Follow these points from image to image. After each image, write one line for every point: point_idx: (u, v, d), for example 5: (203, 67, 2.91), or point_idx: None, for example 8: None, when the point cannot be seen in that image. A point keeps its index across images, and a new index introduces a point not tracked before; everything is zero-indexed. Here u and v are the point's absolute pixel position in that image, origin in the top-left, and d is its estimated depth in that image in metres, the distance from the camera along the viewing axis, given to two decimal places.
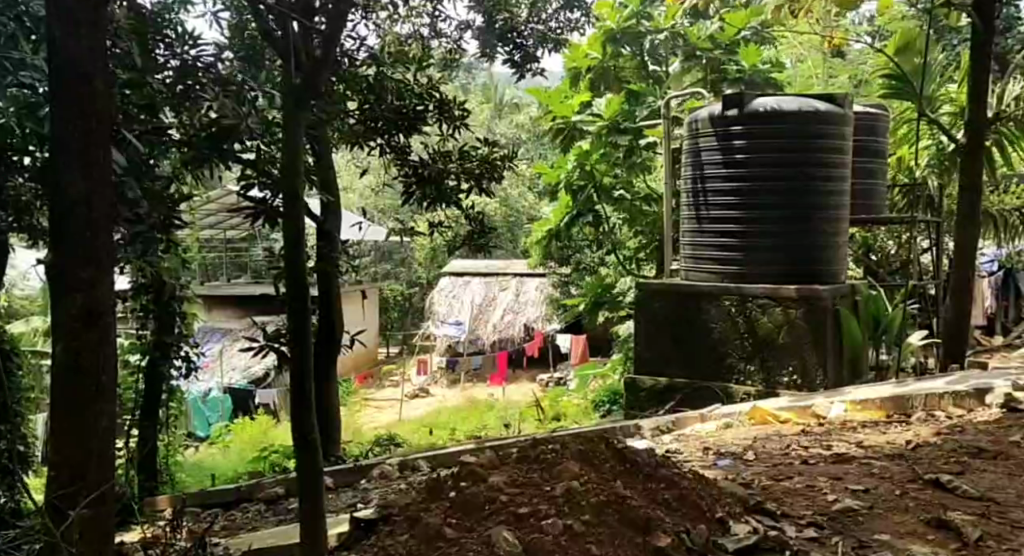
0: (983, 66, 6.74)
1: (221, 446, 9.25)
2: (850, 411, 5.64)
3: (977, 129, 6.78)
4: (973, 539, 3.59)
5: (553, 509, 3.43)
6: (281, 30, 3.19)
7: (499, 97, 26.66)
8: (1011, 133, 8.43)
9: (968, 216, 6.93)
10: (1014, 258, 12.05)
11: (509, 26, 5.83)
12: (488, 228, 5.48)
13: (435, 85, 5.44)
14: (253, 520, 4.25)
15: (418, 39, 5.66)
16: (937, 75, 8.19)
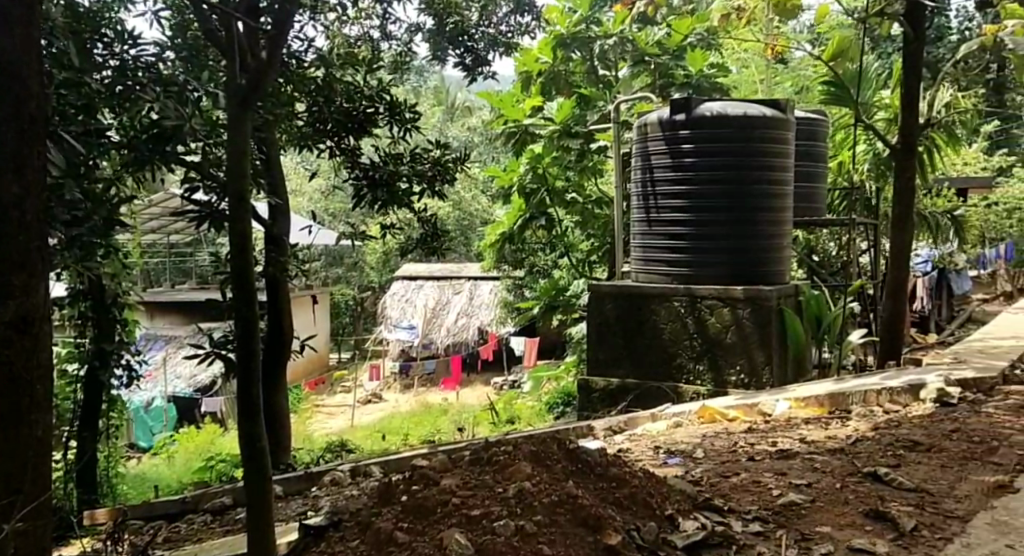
0: (915, 73, 6.94)
1: (165, 455, 9.07)
2: (794, 408, 5.78)
3: (910, 135, 6.99)
4: (908, 529, 3.72)
5: (505, 511, 3.47)
6: (224, 26, 3.13)
7: (449, 102, 26.67)
8: (941, 138, 8.70)
9: (901, 216, 7.13)
10: (950, 259, 12.36)
11: (459, 29, 5.57)
12: (439, 231, 5.47)
13: (386, 88, 5.44)
14: (198, 531, 4.23)
15: (367, 41, 5.90)
16: (871, 82, 8.46)
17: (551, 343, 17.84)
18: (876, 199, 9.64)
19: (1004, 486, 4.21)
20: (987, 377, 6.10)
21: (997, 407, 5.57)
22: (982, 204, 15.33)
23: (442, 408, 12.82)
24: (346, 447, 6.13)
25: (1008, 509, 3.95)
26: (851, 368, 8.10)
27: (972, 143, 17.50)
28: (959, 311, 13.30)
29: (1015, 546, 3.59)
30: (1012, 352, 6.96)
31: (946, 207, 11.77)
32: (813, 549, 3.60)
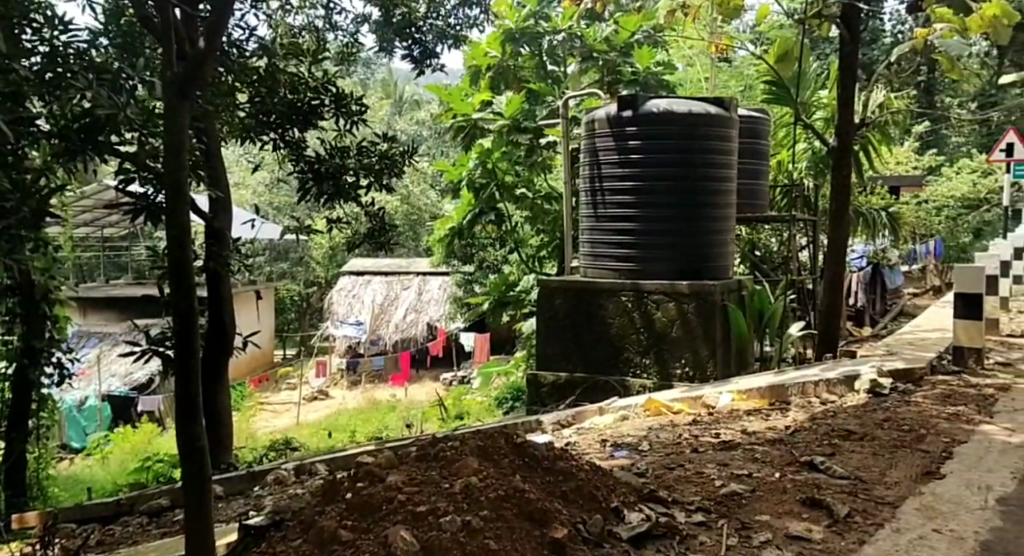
0: (851, 74, 7.12)
1: (100, 456, 8.92)
2: (736, 401, 5.88)
3: (847, 134, 7.17)
4: (841, 516, 3.85)
5: (451, 507, 3.50)
6: (160, 12, 3.09)
7: (397, 97, 26.62)
8: (875, 138, 8.94)
9: (838, 212, 7.31)
10: (883, 254, 12.69)
11: (406, 21, 5.51)
12: (387, 224, 5.47)
13: (332, 80, 5.40)
14: (133, 534, 4.20)
15: (312, 30, 5.78)
16: (811, 82, 8.68)
17: (500, 341, 17.96)
18: (815, 197, 9.85)
19: (931, 473, 4.38)
20: (916, 368, 6.31)
21: (927, 398, 5.77)
22: (913, 202, 15.75)
23: (389, 405, 12.81)
24: (291, 447, 6.08)
25: (934, 495, 4.12)
26: (790, 362, 8.27)
27: (904, 144, 17.99)
28: (891, 303, 13.66)
29: (942, 531, 3.75)
30: (941, 343, 7.19)
31: (880, 205, 12.06)
32: (753, 537, 3.70)
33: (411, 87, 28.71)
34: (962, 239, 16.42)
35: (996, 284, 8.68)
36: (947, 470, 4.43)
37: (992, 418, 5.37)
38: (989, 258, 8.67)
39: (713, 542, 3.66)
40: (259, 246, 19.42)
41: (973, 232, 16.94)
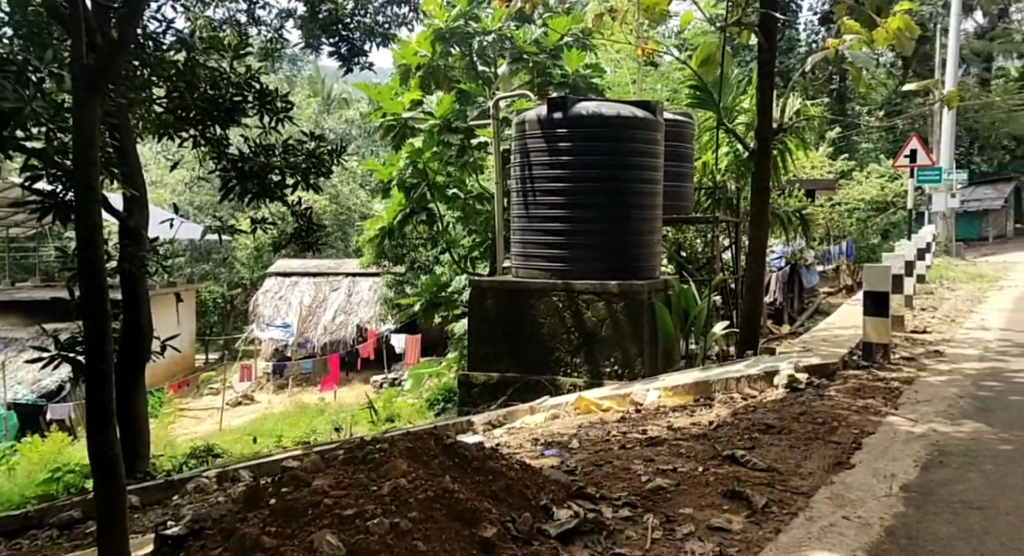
0: (769, 83, 7.33)
1: (6, 467, 8.57)
2: (663, 398, 5.97)
3: (765, 139, 7.36)
4: (760, 506, 3.95)
5: (380, 509, 3.48)
6: (68, 3, 3.02)
7: (325, 96, 26.47)
8: (793, 143, 9.17)
9: (758, 214, 7.50)
10: (799, 255, 13.01)
11: (333, 17, 5.27)
12: (314, 224, 5.32)
13: (254, 76, 5.08)
14: (42, 548, 4.09)
15: (233, 25, 5.34)
16: (733, 88, 8.94)
17: (429, 344, 17.97)
18: (736, 199, 10.05)
19: (842, 463, 4.53)
20: (831, 362, 6.47)
21: (840, 392, 5.94)
22: (829, 204, 16.21)
23: (316, 409, 12.68)
24: (213, 454, 5.95)
25: (845, 484, 4.27)
26: (713, 360, 8.42)
27: (819, 148, 18.47)
28: (808, 302, 14.01)
29: (851, 518, 3.88)
30: (853, 339, 7.40)
31: (797, 206, 12.36)
32: (676, 529, 3.76)
33: (338, 87, 28.45)
34: (872, 240, 16.95)
35: (902, 282, 8.98)
36: (857, 460, 4.58)
37: (898, 409, 5.56)
38: (896, 256, 8.97)
39: (638, 536, 3.70)
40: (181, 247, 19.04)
41: (881, 233, 17.48)
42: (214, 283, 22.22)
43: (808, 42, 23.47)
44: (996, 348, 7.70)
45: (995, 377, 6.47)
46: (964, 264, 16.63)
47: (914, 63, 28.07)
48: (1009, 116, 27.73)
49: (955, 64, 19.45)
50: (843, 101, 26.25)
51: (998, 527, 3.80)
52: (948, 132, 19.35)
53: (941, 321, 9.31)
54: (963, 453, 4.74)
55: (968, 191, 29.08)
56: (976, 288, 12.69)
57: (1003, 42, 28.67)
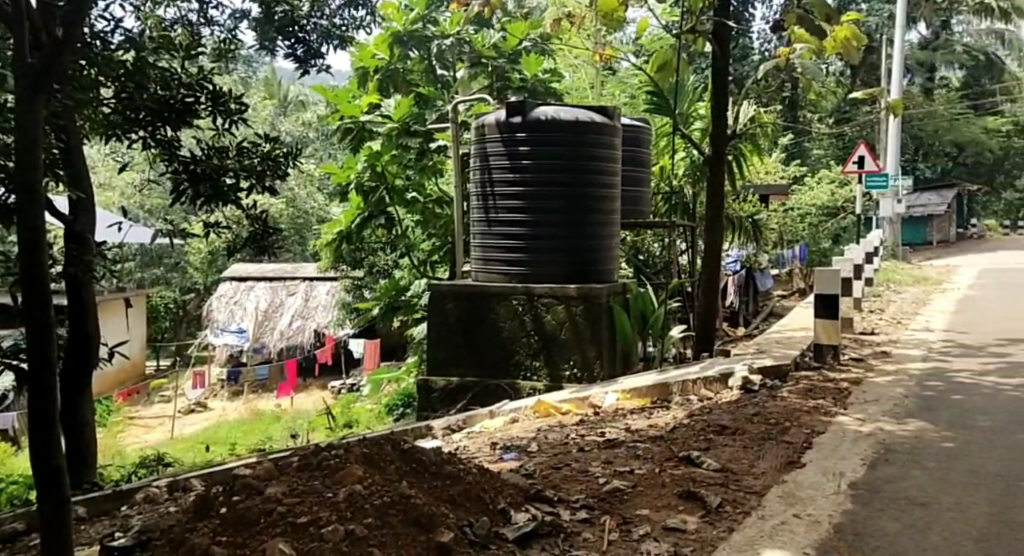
0: (723, 90, 7.45)
1: None
2: (621, 401, 5.99)
3: (719, 144, 7.46)
4: (714, 506, 3.98)
5: (335, 516, 3.44)
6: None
7: (281, 100, 26.36)
8: (746, 148, 9.27)
9: (713, 219, 7.58)
10: (753, 259, 13.15)
11: (288, 19, 5.13)
12: (269, 228, 5.22)
13: (208, 76, 4.94)
14: None
15: (185, 25, 5.15)
16: (687, 94, 9.11)
17: (386, 350, 17.93)
18: (692, 204, 10.14)
19: (794, 463, 4.57)
20: (784, 363, 6.54)
21: (792, 393, 6.00)
22: (782, 209, 16.44)
23: (271, 417, 12.55)
24: (162, 464, 5.83)
25: (796, 482, 4.30)
26: (669, 363, 8.48)
27: (773, 154, 18.69)
28: (762, 306, 14.16)
29: (802, 516, 3.91)
30: (805, 340, 7.49)
31: (751, 210, 12.49)
32: (633, 531, 3.76)
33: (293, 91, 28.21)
34: (823, 245, 17.19)
35: (851, 285, 9.12)
36: (808, 459, 4.63)
37: (847, 409, 5.63)
38: (845, 259, 9.11)
39: (595, 539, 3.69)
40: (131, 251, 18.79)
41: (832, 237, 17.74)
42: (168, 288, 21.87)
43: (761, 49, 23.78)
44: (940, 348, 7.86)
45: (939, 377, 6.59)
46: (911, 268, 16.96)
47: (861, 71, 28.65)
48: (951, 125, 29.21)
49: (901, 74, 19.81)
50: (795, 109, 26.59)
51: (942, 522, 3.85)
52: (894, 140, 19.71)
53: (887, 323, 9.48)
54: (908, 450, 4.80)
55: (914, 197, 29.62)
56: (921, 291, 12.93)
57: (947, 53, 29.32)
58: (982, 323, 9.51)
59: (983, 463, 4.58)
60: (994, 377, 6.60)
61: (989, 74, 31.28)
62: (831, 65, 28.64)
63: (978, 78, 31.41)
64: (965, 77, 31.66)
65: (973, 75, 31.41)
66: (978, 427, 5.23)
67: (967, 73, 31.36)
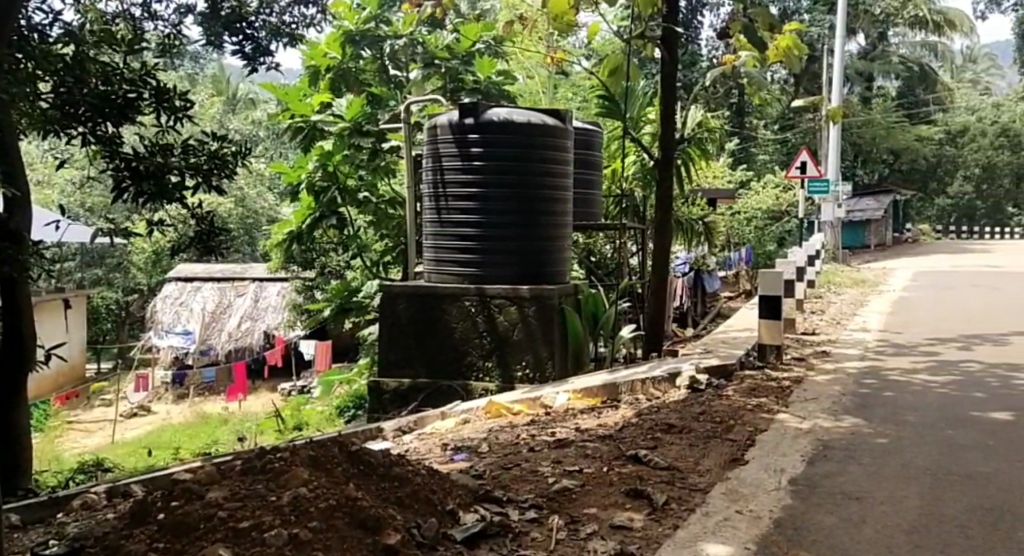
0: (672, 94, 7.52)
1: None
2: (571, 400, 5.99)
3: (669, 148, 7.54)
4: (660, 504, 3.99)
5: (279, 520, 3.38)
6: None
7: (227, 103, 26.10)
8: (695, 153, 9.36)
9: (661, 222, 7.65)
10: (701, 261, 13.27)
11: (236, 14, 5.00)
12: (216, 226, 5.08)
13: (152, 72, 4.77)
14: None
15: (127, 19, 4.98)
16: (639, 99, 9.17)
17: (336, 352, 17.85)
18: (642, 207, 10.21)
19: (737, 460, 4.60)
20: (729, 363, 6.60)
21: (736, 392, 6.05)
22: (729, 212, 16.61)
23: (217, 421, 12.35)
24: (101, 469, 5.70)
25: (738, 480, 4.34)
26: (618, 363, 8.52)
27: (720, 159, 18.81)
28: (709, 307, 14.28)
29: (743, 512, 3.94)
30: (749, 340, 7.56)
31: (699, 214, 12.60)
32: (580, 529, 3.75)
33: (235, 92, 27.68)
34: (768, 247, 17.42)
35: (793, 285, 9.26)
36: (750, 456, 4.67)
37: (788, 407, 5.69)
38: (789, 260, 9.26)
39: (543, 538, 3.67)
40: (71, 250, 18.40)
41: (776, 241, 17.97)
42: (111, 290, 21.41)
43: (709, 56, 24.11)
44: (877, 347, 8.02)
45: (875, 375, 6.70)
46: (849, 271, 17.27)
47: (806, 79, 29.11)
48: (888, 133, 29.73)
49: (840, 82, 19.94)
50: (742, 115, 26.97)
51: (876, 516, 3.90)
52: (834, 146, 19.97)
53: (827, 323, 9.63)
54: (845, 446, 4.87)
55: (854, 202, 30.12)
56: (860, 293, 13.15)
57: (884, 63, 29.78)
58: (916, 323, 9.72)
59: (915, 458, 4.67)
60: (925, 374, 6.74)
61: (923, 85, 31.87)
62: (774, 72, 28.95)
63: (913, 88, 32.04)
64: (902, 88, 32.39)
65: (908, 85, 32.13)
66: (910, 422, 5.33)
67: (903, 83, 31.85)
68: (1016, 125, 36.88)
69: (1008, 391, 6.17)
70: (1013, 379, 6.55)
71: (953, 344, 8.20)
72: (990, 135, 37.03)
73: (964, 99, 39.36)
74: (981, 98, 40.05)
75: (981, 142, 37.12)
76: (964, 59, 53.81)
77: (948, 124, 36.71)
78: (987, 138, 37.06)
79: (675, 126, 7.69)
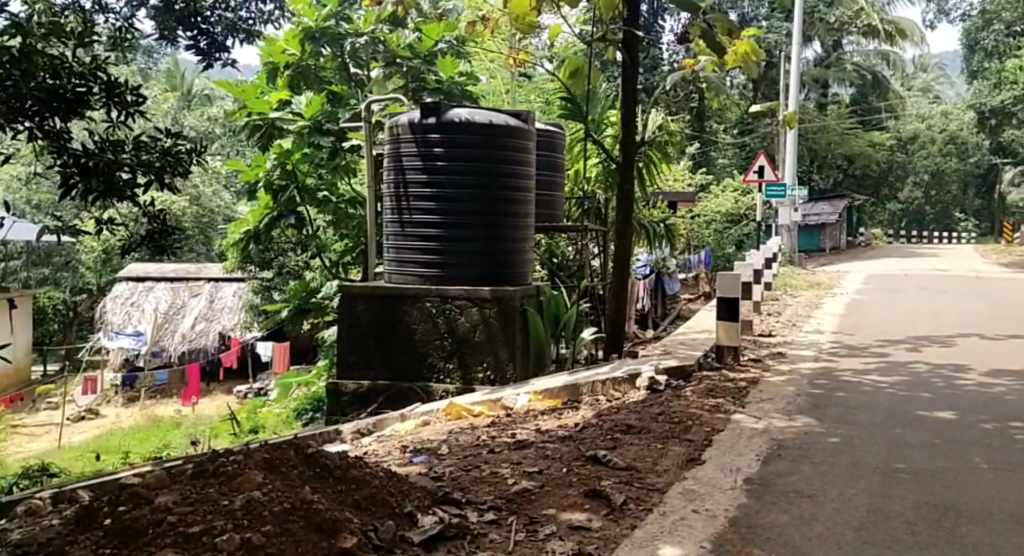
0: (634, 98, 7.50)
1: None
2: (532, 401, 5.94)
3: (629, 150, 7.53)
4: (618, 504, 3.96)
5: (230, 525, 3.29)
6: None
7: (184, 101, 25.79)
8: (655, 156, 9.37)
9: (622, 224, 7.62)
10: (660, 263, 13.31)
11: (190, 8, 4.66)
12: (169, 226, 4.83)
13: (100, 64, 4.20)
14: None
15: (77, 11, 4.76)
16: (602, 101, 9.17)
17: (293, 355, 17.69)
18: (604, 209, 10.22)
19: (694, 460, 4.59)
20: (687, 364, 6.60)
21: (694, 393, 6.05)
22: (690, 215, 16.73)
23: (170, 423, 12.14)
24: (47, 475, 5.55)
25: (695, 479, 4.32)
26: (580, 364, 8.52)
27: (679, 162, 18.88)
28: (669, 309, 14.33)
29: (699, 511, 3.92)
30: (707, 342, 7.57)
31: (661, 217, 12.64)
32: (539, 530, 3.70)
33: (190, 88, 27.42)
34: (727, 250, 17.55)
35: (750, 287, 9.30)
36: (707, 456, 4.65)
37: (744, 407, 5.69)
38: (746, 262, 9.33)
39: (501, 539, 3.62)
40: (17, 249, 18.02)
41: (735, 244, 18.10)
42: (58, 289, 21.05)
43: (670, 61, 24.29)
44: (831, 348, 8.09)
45: (828, 376, 6.73)
46: (805, 274, 17.47)
47: (763, 86, 29.48)
48: (841, 138, 30.11)
49: (796, 88, 20.04)
50: (701, 120, 27.21)
51: (826, 513, 3.90)
52: (790, 151, 20.20)
53: (784, 325, 9.72)
54: (798, 446, 4.87)
55: (809, 207, 30.51)
56: (814, 295, 13.30)
57: (838, 70, 30.20)
58: (866, 325, 9.84)
59: (865, 456, 4.68)
60: (876, 375, 6.79)
61: (876, 91, 32.13)
62: (732, 77, 29.15)
63: (866, 95, 32.36)
64: (855, 94, 32.75)
65: (861, 93, 32.52)
66: (860, 422, 5.35)
67: (857, 90, 32.31)
68: (962, 133, 37.95)
69: (953, 391, 6.23)
70: (958, 380, 6.63)
71: (902, 345, 8.29)
72: (938, 143, 37.88)
73: (913, 107, 40.20)
74: (930, 108, 40.99)
75: (930, 149, 38.09)
76: (913, 67, 54.91)
77: (900, 131, 37.35)
78: (935, 146, 38.06)
79: (636, 128, 7.68)
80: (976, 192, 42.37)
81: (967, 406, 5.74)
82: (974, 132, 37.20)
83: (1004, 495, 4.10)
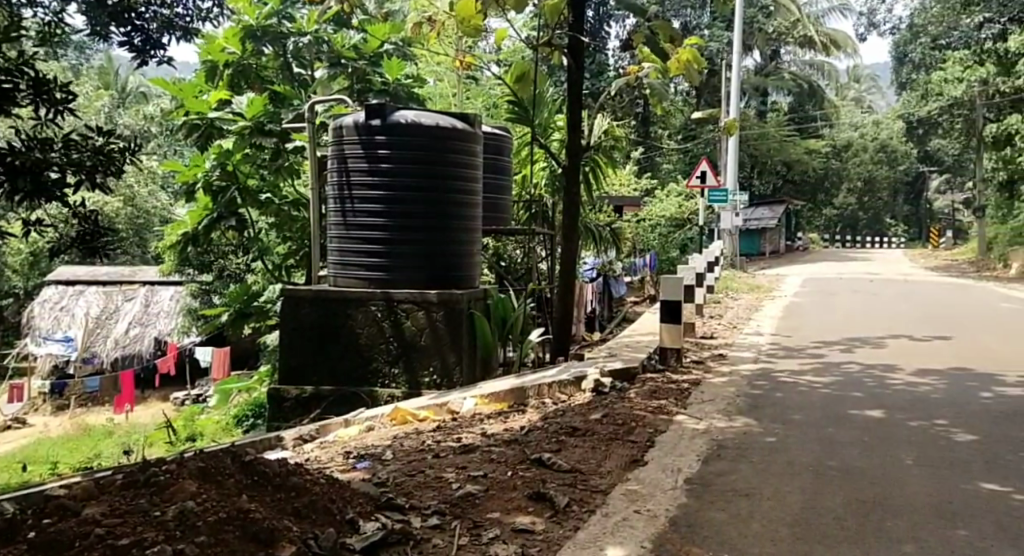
0: (578, 102, 7.46)
1: None
2: (478, 405, 5.86)
3: (574, 153, 7.48)
4: (562, 506, 3.89)
5: (161, 536, 3.17)
6: None
7: (119, 102, 25.24)
8: (601, 160, 9.34)
9: (568, 228, 7.59)
10: (607, 266, 13.32)
11: (124, 3, 4.46)
12: (101, 228, 4.60)
13: (29, 59, 3.97)
14: None
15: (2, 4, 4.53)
16: (547, 106, 9.13)
17: (233, 360, 17.39)
18: (551, 212, 10.18)
19: (637, 461, 4.55)
20: (633, 366, 6.57)
21: (638, 395, 6.02)
22: (634, 219, 16.82)
23: (104, 431, 11.82)
24: None
25: (637, 480, 4.28)
26: (526, 367, 8.46)
27: (625, 167, 18.96)
28: (613, 312, 14.35)
29: (641, 511, 3.88)
30: (651, 344, 7.56)
31: (605, 221, 12.67)
32: (482, 534, 3.62)
33: (123, 87, 26.84)
34: (671, 254, 17.65)
35: (694, 289, 9.35)
36: (650, 457, 4.62)
37: (686, 408, 5.68)
38: (689, 265, 9.38)
39: (444, 544, 3.53)
40: None
41: (678, 247, 18.24)
42: None
43: (614, 66, 24.40)
44: (770, 350, 8.15)
45: (767, 377, 6.76)
46: (744, 277, 17.67)
47: (705, 92, 29.79)
48: (781, 145, 30.56)
49: (736, 96, 20.16)
50: (645, 125, 27.38)
51: (765, 511, 3.89)
52: (730, 158, 20.41)
53: (725, 327, 9.79)
54: (738, 446, 4.86)
55: (750, 211, 30.90)
56: (755, 298, 13.43)
57: (777, 78, 30.67)
58: (805, 327, 9.96)
59: (802, 455, 4.69)
60: (811, 375, 6.84)
61: (812, 100, 32.62)
62: (675, 83, 29.38)
63: (803, 104, 32.91)
64: (792, 103, 33.27)
65: (798, 101, 33.00)
66: (796, 421, 5.36)
67: (794, 98, 32.84)
68: (892, 142, 38.80)
69: (884, 390, 6.29)
70: (889, 379, 6.70)
71: (836, 346, 8.37)
72: (870, 152, 38.60)
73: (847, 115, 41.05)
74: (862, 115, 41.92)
75: (863, 157, 38.80)
76: (848, 77, 56.02)
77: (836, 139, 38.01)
78: (867, 154, 38.83)
79: (581, 132, 7.62)
80: (906, 198, 43.40)
81: (896, 405, 5.79)
82: (904, 141, 38.03)
83: (932, 491, 4.12)
